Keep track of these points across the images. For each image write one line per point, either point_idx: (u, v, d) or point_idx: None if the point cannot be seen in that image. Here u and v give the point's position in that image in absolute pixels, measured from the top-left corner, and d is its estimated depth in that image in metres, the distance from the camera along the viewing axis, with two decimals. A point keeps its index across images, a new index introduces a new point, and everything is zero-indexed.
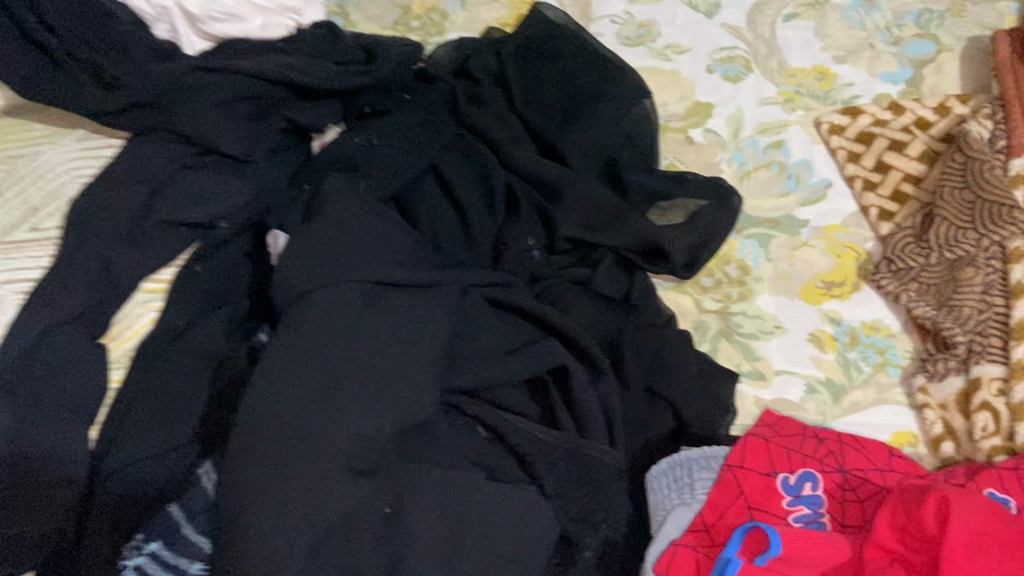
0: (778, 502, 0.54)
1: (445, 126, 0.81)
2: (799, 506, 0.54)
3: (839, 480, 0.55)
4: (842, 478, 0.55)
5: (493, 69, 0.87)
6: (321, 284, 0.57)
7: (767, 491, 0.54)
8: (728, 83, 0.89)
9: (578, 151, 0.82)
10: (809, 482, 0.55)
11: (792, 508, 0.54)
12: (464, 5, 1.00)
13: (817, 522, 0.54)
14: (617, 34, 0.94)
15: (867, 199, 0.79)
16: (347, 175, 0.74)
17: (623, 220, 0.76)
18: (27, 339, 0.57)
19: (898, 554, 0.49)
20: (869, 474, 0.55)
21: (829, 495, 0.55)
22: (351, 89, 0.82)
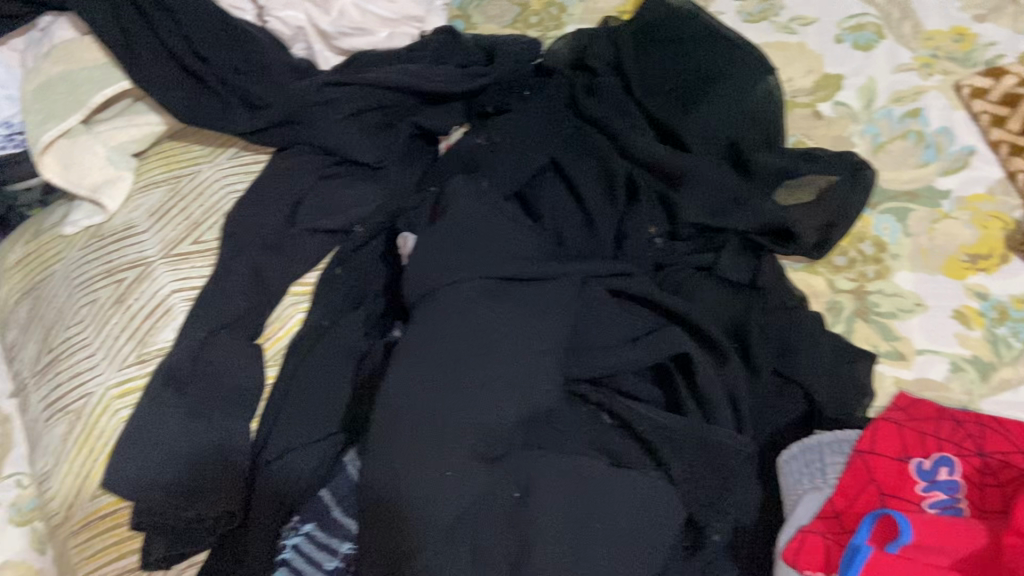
0: (912, 488, 0.52)
1: (564, 121, 0.83)
2: (934, 492, 0.52)
3: (979, 464, 0.53)
4: (981, 462, 0.53)
5: (609, 59, 0.87)
6: (447, 281, 0.60)
7: (900, 478, 0.53)
8: (859, 52, 0.85)
9: (700, 134, 0.80)
10: (945, 466, 0.53)
11: (927, 494, 0.52)
12: None
13: (955, 508, 0.51)
14: (739, 11, 0.92)
15: (1014, 164, 0.74)
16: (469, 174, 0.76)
17: (745, 203, 0.75)
18: (194, 341, 0.65)
19: None
20: (1013, 458, 0.52)
21: (968, 481, 0.52)
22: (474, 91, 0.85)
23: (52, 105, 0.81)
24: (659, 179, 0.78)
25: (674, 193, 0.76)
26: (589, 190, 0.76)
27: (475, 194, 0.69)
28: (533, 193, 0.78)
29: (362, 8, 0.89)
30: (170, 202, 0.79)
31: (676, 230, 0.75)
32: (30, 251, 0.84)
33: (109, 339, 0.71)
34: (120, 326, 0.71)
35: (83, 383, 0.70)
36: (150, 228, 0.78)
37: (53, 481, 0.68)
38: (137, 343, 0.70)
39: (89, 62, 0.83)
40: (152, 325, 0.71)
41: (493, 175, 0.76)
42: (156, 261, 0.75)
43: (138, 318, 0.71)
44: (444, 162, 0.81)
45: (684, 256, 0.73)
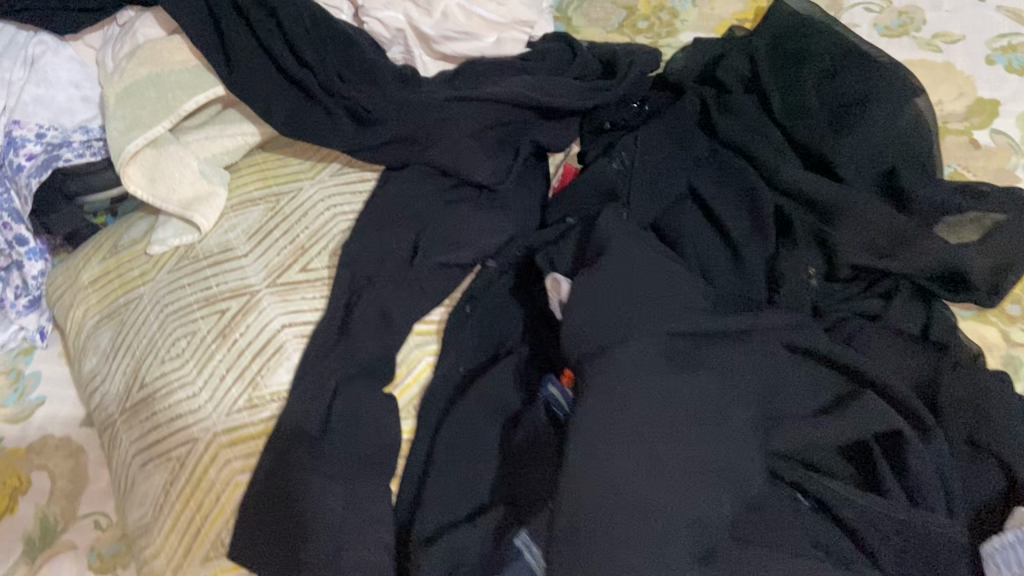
0: None
1: (699, 141, 0.76)
2: None
3: None
4: None
5: (744, 72, 0.80)
6: (621, 338, 0.53)
7: None
8: (1014, 76, 0.79)
9: (852, 161, 0.73)
10: None
11: None
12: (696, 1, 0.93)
13: None
14: (874, 24, 0.85)
15: None
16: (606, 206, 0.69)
17: (916, 241, 0.66)
18: (322, 403, 0.58)
19: None
20: None
21: None
22: (595, 107, 0.78)
23: (136, 114, 0.73)
24: (811, 212, 0.71)
25: (827, 230, 0.69)
26: (735, 224, 0.69)
27: (629, 232, 0.61)
28: (672, 223, 0.70)
29: (468, 11, 0.80)
30: (270, 222, 0.72)
31: (834, 272, 0.68)
32: (108, 269, 0.77)
33: (216, 379, 0.64)
34: (225, 364, 0.65)
35: (187, 427, 0.63)
36: (252, 253, 0.71)
37: (155, 536, 0.62)
38: (246, 385, 0.63)
39: (178, 64, 0.75)
40: (263, 364, 0.64)
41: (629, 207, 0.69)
42: (263, 290, 0.68)
43: (245, 355, 0.65)
44: (572, 193, 0.72)
45: (845, 303, 0.66)
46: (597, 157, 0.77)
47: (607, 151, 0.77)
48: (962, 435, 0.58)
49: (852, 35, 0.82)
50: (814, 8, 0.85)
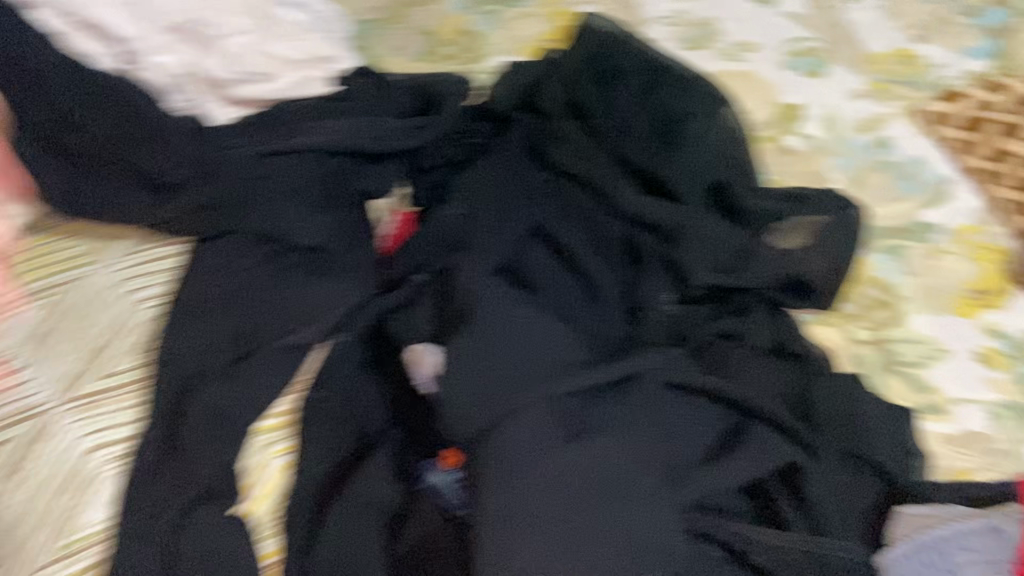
0: None
1: (532, 172, 0.71)
2: None
3: None
4: None
5: (564, 97, 0.74)
6: (512, 412, 0.50)
7: None
8: (813, 80, 0.79)
9: (681, 180, 0.71)
10: None
11: None
12: (498, 22, 0.83)
13: None
14: (673, 38, 0.82)
15: (996, 191, 0.72)
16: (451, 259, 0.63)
17: (755, 254, 0.67)
18: (160, 535, 0.52)
19: None
20: None
21: None
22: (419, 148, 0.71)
23: None
24: (657, 234, 0.68)
25: (675, 249, 0.67)
26: (587, 257, 0.66)
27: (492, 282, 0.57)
28: (527, 266, 0.65)
29: (265, 51, 0.71)
30: (52, 322, 0.59)
31: (689, 295, 0.67)
32: None
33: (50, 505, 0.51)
34: (21, 510, 0.52)
35: None
36: (33, 363, 0.57)
37: None
38: (53, 532, 0.51)
39: None
40: (73, 502, 0.52)
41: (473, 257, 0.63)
42: (56, 408, 0.55)
43: (47, 495, 0.52)
44: (414, 243, 0.65)
45: (706, 324, 0.66)
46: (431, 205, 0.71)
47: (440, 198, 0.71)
48: (836, 447, 0.59)
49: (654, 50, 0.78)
50: (612, 23, 0.78)
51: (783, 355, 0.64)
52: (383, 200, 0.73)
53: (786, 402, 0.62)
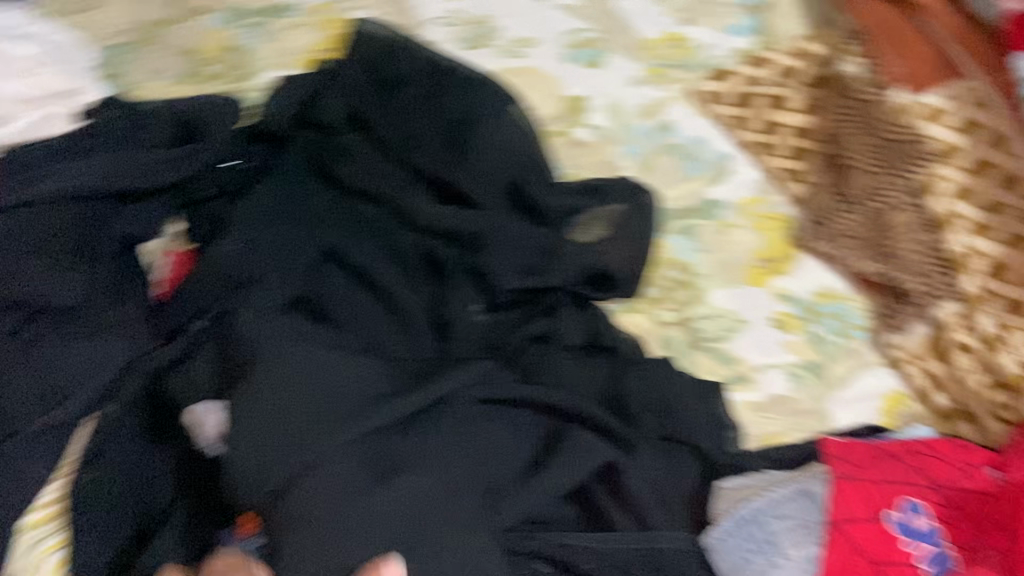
0: (898, 547, 0.50)
1: (315, 195, 0.66)
2: (923, 548, 0.50)
3: (941, 500, 0.53)
4: (940, 496, 0.53)
5: (343, 111, 0.70)
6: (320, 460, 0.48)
7: (883, 539, 0.50)
8: (592, 70, 0.79)
9: (477, 182, 0.68)
10: (916, 514, 0.52)
11: (915, 552, 0.50)
12: (265, 35, 0.78)
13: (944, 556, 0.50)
14: (452, 39, 0.80)
15: (771, 162, 0.75)
16: (233, 301, 0.60)
17: (559, 252, 0.66)
18: None
19: None
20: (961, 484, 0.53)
21: (945, 523, 0.52)
22: (185, 179, 0.65)
23: None
24: (457, 243, 0.65)
25: (474, 257, 0.65)
26: (386, 278, 0.63)
27: (270, 328, 0.55)
28: (324, 297, 0.62)
29: None
30: None
31: (496, 302, 0.64)
32: None
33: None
34: None
35: None
36: None
37: None
38: None
39: None
40: None
41: (255, 296, 0.59)
42: None
43: None
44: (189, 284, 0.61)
45: (516, 330, 0.64)
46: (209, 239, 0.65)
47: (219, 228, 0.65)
48: (656, 432, 0.60)
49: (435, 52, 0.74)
50: (385, 27, 0.74)
51: (595, 351, 0.65)
52: (155, 240, 0.67)
53: (600, 398, 0.62)
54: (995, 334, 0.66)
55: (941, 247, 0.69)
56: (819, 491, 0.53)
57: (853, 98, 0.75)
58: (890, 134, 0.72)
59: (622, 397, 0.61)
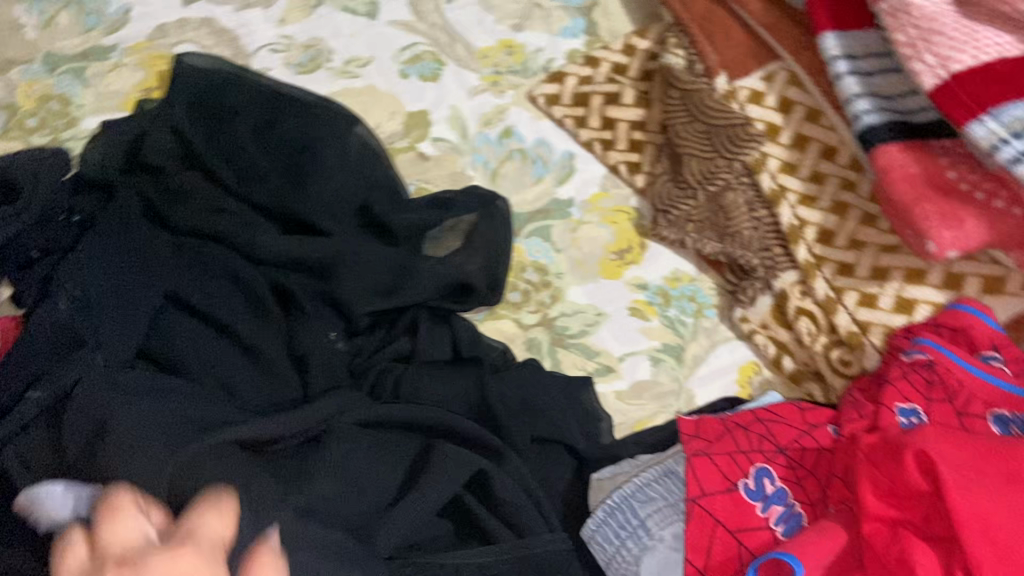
0: (752, 513, 0.53)
1: (155, 238, 0.64)
2: (774, 509, 0.53)
3: (786, 462, 0.56)
4: (786, 458, 0.56)
5: (177, 149, 0.69)
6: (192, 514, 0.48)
7: (737, 508, 0.53)
8: (429, 84, 0.80)
9: (323, 208, 0.68)
10: (767, 478, 0.55)
11: (768, 514, 0.53)
12: (86, 80, 0.76)
13: (793, 514, 0.54)
14: (285, 64, 0.79)
15: (611, 158, 0.78)
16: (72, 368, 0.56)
17: (413, 269, 0.66)
18: None
19: (895, 519, 0.49)
20: (804, 442, 0.57)
21: (788, 482, 0.55)
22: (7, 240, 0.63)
23: None
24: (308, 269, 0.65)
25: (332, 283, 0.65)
26: (239, 320, 0.62)
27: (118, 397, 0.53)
28: (165, 345, 0.60)
29: None
30: None
31: (353, 326, 0.66)
32: None
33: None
34: None
35: None
36: None
37: None
38: None
39: None
40: None
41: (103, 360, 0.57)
42: None
43: None
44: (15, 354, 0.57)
45: (373, 355, 0.66)
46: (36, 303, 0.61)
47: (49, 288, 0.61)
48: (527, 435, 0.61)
49: (269, 79, 0.74)
50: (215, 58, 0.74)
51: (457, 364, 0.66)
52: None
53: (470, 411, 0.62)
54: (832, 296, 0.70)
55: (775, 220, 0.73)
56: (683, 468, 0.56)
57: (678, 88, 0.79)
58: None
59: (488, 405, 0.61)
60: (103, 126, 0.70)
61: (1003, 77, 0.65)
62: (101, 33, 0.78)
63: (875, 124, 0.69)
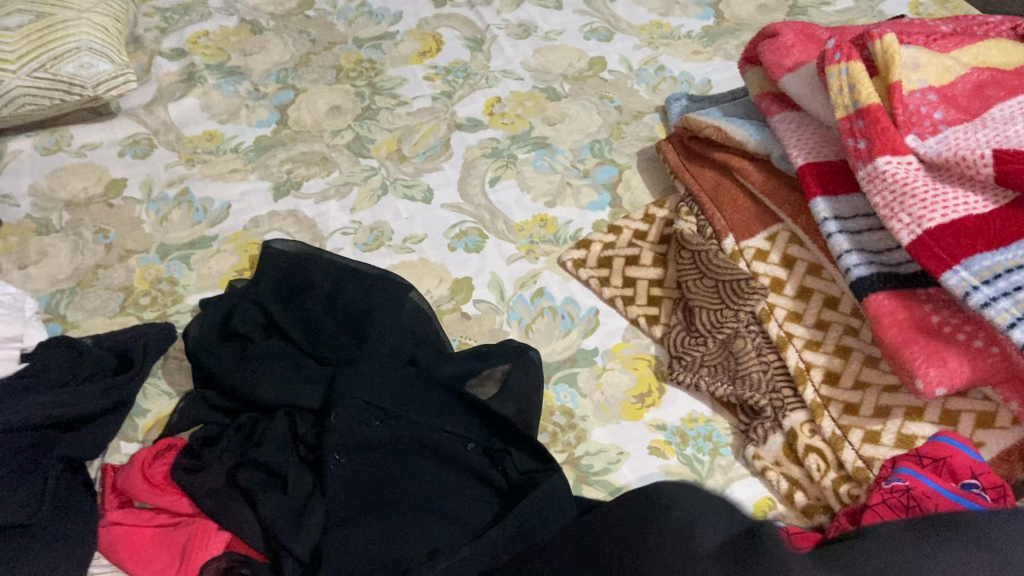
0: None
1: (295, 360, 0.80)
2: None
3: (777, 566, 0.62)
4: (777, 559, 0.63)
5: (259, 320, 0.83)
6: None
7: None
8: (473, 255, 0.93)
9: (385, 347, 0.79)
10: None
11: None
12: (190, 265, 0.92)
13: None
14: (354, 243, 0.94)
15: (632, 312, 0.88)
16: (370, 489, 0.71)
17: (446, 353, 0.80)
18: None
19: None
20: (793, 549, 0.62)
21: None
22: (119, 403, 0.78)
23: None
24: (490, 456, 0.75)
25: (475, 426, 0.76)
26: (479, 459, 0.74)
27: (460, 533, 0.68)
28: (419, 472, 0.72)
29: None
30: None
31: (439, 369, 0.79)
32: None
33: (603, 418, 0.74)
34: None
35: None
36: None
37: None
38: None
39: None
40: None
41: (314, 505, 0.70)
42: None
43: None
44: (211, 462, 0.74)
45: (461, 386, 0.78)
46: (217, 496, 0.72)
47: (245, 496, 0.71)
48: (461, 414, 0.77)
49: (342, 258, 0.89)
50: (296, 243, 0.90)
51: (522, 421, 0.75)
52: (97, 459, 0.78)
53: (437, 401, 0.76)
54: (838, 434, 0.75)
55: (783, 362, 0.80)
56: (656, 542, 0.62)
57: (688, 248, 0.88)
58: (723, 271, 0.84)
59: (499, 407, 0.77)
60: (202, 302, 0.86)
61: (969, 233, 0.71)
62: (205, 226, 0.96)
63: (863, 275, 0.75)
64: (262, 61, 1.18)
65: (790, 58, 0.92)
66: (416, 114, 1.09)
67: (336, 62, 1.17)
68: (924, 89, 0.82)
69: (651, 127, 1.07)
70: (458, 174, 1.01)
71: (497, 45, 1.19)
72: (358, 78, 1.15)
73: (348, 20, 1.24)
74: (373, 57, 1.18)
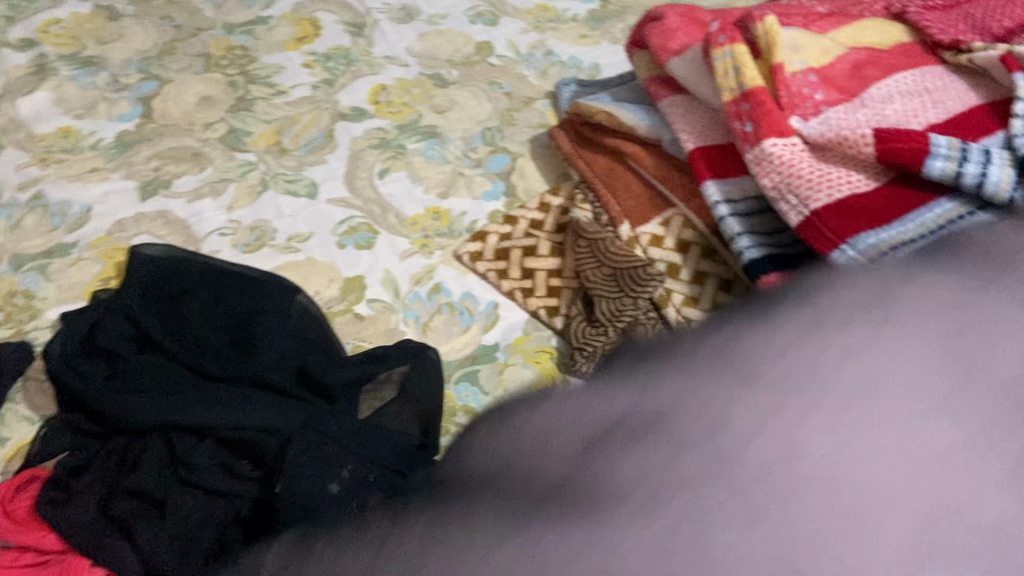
0: None
1: (175, 376, 0.74)
2: None
3: None
4: None
5: (130, 333, 0.76)
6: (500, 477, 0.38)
7: None
8: (364, 251, 0.88)
9: (272, 357, 0.74)
10: None
11: None
12: (48, 276, 0.84)
13: None
14: (233, 244, 0.88)
15: (531, 304, 0.86)
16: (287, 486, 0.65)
17: (338, 359, 0.75)
18: None
19: None
20: None
21: None
22: None
23: None
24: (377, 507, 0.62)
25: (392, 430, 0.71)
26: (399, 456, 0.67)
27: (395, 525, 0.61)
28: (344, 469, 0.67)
29: None
30: None
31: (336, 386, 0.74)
32: None
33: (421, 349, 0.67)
34: None
35: None
36: None
37: None
38: None
39: None
40: None
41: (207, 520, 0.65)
42: None
43: None
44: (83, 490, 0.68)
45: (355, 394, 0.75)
46: (84, 527, 0.65)
47: (122, 528, 0.65)
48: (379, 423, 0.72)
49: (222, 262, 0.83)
50: (169, 248, 0.83)
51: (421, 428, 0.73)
52: None
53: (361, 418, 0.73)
54: None
55: None
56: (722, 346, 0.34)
57: (586, 238, 0.87)
58: (619, 258, 0.82)
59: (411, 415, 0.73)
60: (65, 314, 0.79)
61: (854, 212, 0.70)
62: (64, 231, 0.88)
63: (755, 256, 0.74)
64: (122, 49, 1.09)
65: (675, 41, 0.91)
66: (295, 104, 1.03)
67: (204, 49, 1.09)
68: (805, 69, 0.83)
69: (543, 113, 1.05)
70: (345, 166, 0.96)
71: (380, 30, 1.14)
72: (230, 67, 1.07)
73: (216, 4, 1.16)
74: (246, 43, 1.11)
